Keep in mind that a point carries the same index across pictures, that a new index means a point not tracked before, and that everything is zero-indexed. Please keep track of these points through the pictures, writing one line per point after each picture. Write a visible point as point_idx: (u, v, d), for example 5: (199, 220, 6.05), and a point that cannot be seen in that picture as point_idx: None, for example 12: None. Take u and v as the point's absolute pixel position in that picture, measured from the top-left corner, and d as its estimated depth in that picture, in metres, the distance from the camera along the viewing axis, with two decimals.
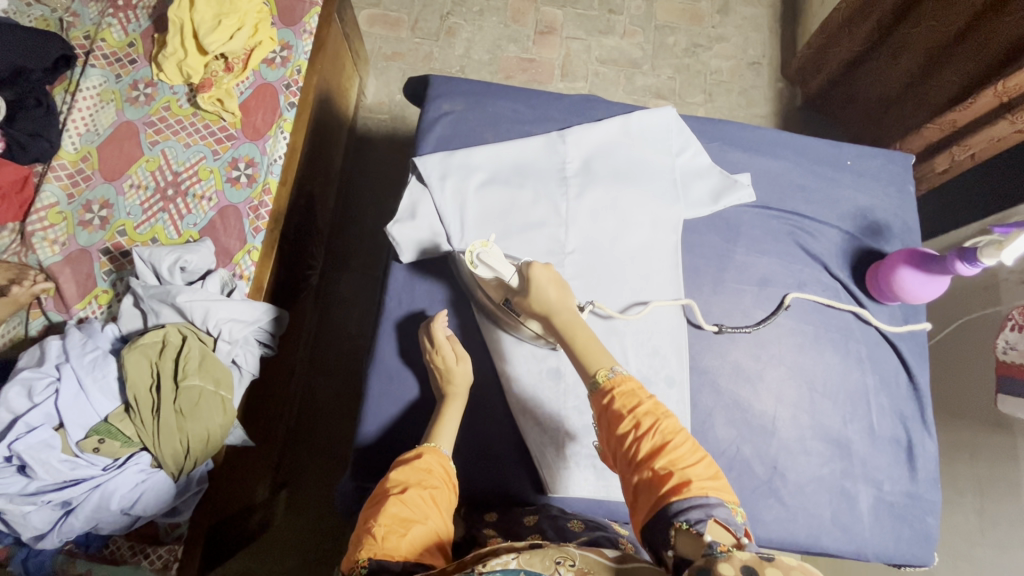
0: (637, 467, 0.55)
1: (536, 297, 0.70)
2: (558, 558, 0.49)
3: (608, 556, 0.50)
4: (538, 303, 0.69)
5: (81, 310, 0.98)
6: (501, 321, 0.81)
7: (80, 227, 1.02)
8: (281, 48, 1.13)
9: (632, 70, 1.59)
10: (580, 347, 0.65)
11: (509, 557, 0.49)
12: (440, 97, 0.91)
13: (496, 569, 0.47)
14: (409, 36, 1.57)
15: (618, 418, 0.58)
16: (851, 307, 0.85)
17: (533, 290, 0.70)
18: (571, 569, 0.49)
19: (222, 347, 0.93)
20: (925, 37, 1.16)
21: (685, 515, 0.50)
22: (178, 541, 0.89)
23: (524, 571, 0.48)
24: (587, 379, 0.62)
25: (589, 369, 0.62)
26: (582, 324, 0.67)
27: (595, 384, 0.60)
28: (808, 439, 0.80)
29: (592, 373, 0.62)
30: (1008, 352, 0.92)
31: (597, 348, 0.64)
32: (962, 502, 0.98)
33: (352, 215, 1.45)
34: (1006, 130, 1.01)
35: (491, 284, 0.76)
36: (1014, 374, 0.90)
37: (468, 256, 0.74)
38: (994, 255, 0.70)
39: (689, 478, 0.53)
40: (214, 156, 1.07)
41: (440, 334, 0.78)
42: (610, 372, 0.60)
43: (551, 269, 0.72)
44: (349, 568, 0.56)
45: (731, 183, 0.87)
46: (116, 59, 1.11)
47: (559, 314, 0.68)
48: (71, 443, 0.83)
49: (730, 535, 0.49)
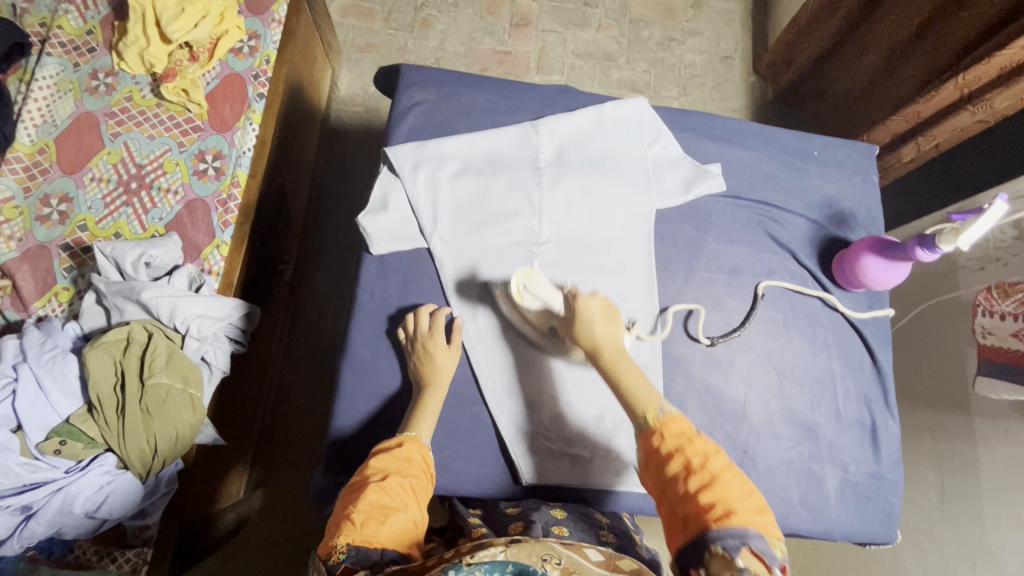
0: (682, 503, 0.56)
1: (580, 328, 0.71)
2: (544, 555, 0.53)
3: (591, 558, 0.55)
4: (583, 336, 0.70)
5: (40, 308, 0.95)
6: (548, 347, 0.80)
7: (38, 221, 0.98)
8: (248, 38, 1.10)
9: (606, 63, 1.59)
10: (627, 386, 0.66)
11: (497, 551, 0.52)
12: (412, 87, 0.89)
13: (484, 560, 0.50)
14: (383, 27, 1.55)
15: (665, 456, 0.58)
16: (818, 294, 0.87)
17: (579, 322, 0.71)
18: (557, 567, 0.52)
19: (190, 344, 0.91)
20: (888, 31, 1.19)
21: (725, 547, 0.51)
22: (147, 544, 0.88)
23: (513, 563, 0.51)
24: (635, 420, 0.63)
25: (638, 409, 0.63)
26: (626, 363, 0.68)
27: (642, 424, 0.62)
28: (778, 424, 0.82)
29: (639, 414, 0.63)
30: (986, 337, 0.89)
31: (643, 389, 0.65)
32: (924, 483, 1.01)
33: (327, 209, 1.43)
34: (968, 121, 1.05)
35: (536, 313, 0.77)
36: (995, 357, 0.86)
37: (514, 288, 0.76)
38: (952, 242, 0.73)
39: (734, 512, 0.53)
40: (180, 148, 1.03)
41: (444, 320, 0.78)
42: (656, 413, 0.62)
43: (597, 299, 0.73)
44: (325, 552, 0.57)
45: (702, 173, 0.88)
46: (74, 47, 1.07)
47: (606, 351, 0.69)
48: (31, 446, 0.80)
49: (767, 569, 0.50)
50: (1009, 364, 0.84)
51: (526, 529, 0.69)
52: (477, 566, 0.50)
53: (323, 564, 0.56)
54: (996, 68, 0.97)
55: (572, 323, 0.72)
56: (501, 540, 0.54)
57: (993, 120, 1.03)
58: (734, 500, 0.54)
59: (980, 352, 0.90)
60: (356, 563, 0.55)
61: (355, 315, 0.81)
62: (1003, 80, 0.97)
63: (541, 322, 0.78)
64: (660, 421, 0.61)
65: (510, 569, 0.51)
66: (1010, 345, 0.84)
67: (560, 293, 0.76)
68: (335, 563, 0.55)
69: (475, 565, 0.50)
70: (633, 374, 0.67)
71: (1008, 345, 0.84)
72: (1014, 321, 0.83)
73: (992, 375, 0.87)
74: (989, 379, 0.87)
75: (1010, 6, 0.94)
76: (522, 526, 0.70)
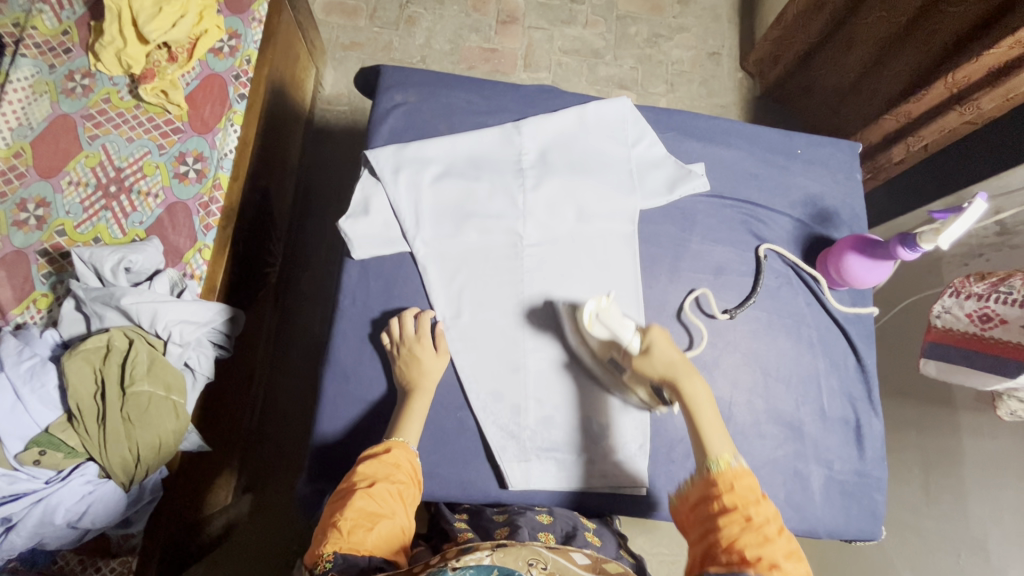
0: (727, 551, 0.57)
1: (656, 361, 0.70)
2: (529, 560, 0.54)
3: (577, 562, 0.56)
4: (658, 368, 0.70)
5: (18, 315, 0.93)
6: (608, 381, 0.80)
7: (14, 227, 0.96)
8: (228, 37, 1.09)
9: (594, 60, 1.59)
10: (702, 424, 0.66)
11: (484, 554, 0.54)
12: (393, 88, 0.89)
13: (471, 565, 0.52)
14: (368, 25, 1.53)
15: (723, 507, 0.60)
16: (812, 271, 0.87)
17: (653, 355, 0.71)
18: (542, 571, 0.54)
19: (172, 350, 0.89)
20: (874, 28, 1.20)
21: None
22: (132, 553, 0.87)
23: (499, 568, 0.52)
24: (704, 460, 0.65)
25: (709, 451, 0.65)
26: (702, 393, 0.68)
27: (711, 468, 0.63)
28: (763, 423, 0.82)
29: (711, 457, 0.64)
30: (942, 317, 0.89)
31: (716, 431, 0.66)
32: (910, 478, 1.02)
33: (312, 210, 1.42)
34: (955, 121, 1.06)
35: (600, 343, 0.76)
36: (953, 339, 0.86)
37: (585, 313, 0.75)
38: (932, 241, 0.73)
39: (779, 569, 0.55)
40: (160, 150, 1.02)
41: (428, 323, 0.77)
42: (729, 461, 0.63)
43: (662, 332, 0.73)
44: (311, 560, 0.58)
45: (686, 173, 0.88)
46: (49, 48, 1.05)
47: (681, 375, 0.69)
48: (9, 457, 0.79)
49: None
50: (964, 348, 0.84)
51: (511, 533, 0.69)
52: (463, 570, 0.52)
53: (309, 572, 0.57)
54: (985, 66, 0.97)
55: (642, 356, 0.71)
56: (486, 544, 0.55)
57: (980, 122, 1.03)
58: (784, 556, 0.56)
59: (932, 334, 0.91)
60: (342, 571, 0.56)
61: (339, 320, 0.80)
62: (992, 79, 0.97)
63: (603, 352, 0.77)
64: (731, 470, 0.63)
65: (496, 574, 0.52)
66: (964, 327, 0.85)
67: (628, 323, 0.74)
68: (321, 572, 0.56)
69: (460, 570, 0.51)
70: (710, 412, 0.67)
71: (959, 326, 0.86)
72: (977, 301, 0.83)
73: (952, 360, 0.86)
74: (948, 363, 0.88)
75: (1000, 2, 0.93)
76: (508, 531, 0.70)
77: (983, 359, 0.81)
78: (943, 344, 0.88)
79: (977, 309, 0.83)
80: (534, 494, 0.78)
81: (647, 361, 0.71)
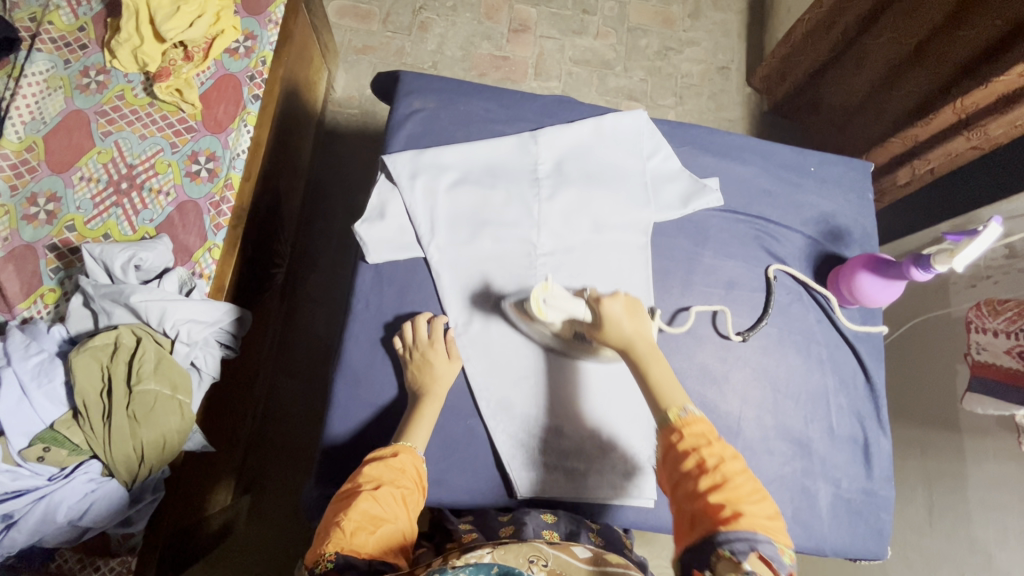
0: (693, 501, 0.59)
1: (609, 328, 0.71)
2: (530, 557, 0.54)
3: (579, 556, 0.55)
4: (613, 334, 0.71)
5: (26, 310, 0.93)
6: (575, 351, 0.80)
7: (24, 221, 0.96)
8: (244, 38, 1.09)
9: (604, 71, 1.60)
10: (655, 381, 0.68)
11: (484, 552, 0.53)
12: (411, 94, 0.89)
13: (470, 562, 0.51)
14: (381, 29, 1.54)
15: (683, 452, 0.61)
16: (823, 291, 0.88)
17: (607, 323, 0.72)
18: (543, 569, 0.53)
19: (179, 349, 0.89)
20: (885, 49, 1.20)
21: (730, 546, 0.54)
22: (131, 553, 0.86)
23: (498, 565, 0.51)
24: (658, 413, 0.66)
25: (661, 405, 0.66)
26: (653, 354, 0.70)
27: (665, 419, 0.65)
28: (772, 439, 0.82)
29: (664, 408, 0.66)
30: (979, 353, 0.89)
31: (670, 386, 0.67)
32: (913, 497, 1.02)
33: (321, 212, 1.42)
34: (962, 146, 1.07)
35: (560, 325, 0.77)
36: (989, 374, 0.86)
37: (535, 304, 0.75)
38: (946, 262, 0.73)
39: (742, 512, 0.56)
40: (172, 149, 1.02)
41: (440, 329, 0.78)
42: (680, 410, 0.64)
43: (621, 297, 0.74)
44: (312, 560, 0.57)
45: (700, 187, 0.88)
46: (65, 43, 1.05)
47: (632, 342, 0.70)
48: (13, 453, 0.78)
49: (773, 572, 0.53)
50: (998, 382, 0.85)
51: (517, 532, 0.70)
52: (463, 567, 0.50)
53: (309, 572, 0.56)
54: (993, 94, 0.98)
55: (599, 326, 0.72)
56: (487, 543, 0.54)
57: (987, 147, 1.05)
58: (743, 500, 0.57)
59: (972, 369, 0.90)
60: (343, 571, 0.55)
61: (351, 324, 0.80)
62: (998, 107, 0.98)
63: (567, 332, 0.78)
64: (682, 418, 0.64)
65: (496, 572, 0.51)
66: (1001, 362, 0.84)
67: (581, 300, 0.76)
68: (322, 572, 0.55)
69: (460, 569, 0.51)
70: (663, 368, 0.69)
71: (1000, 361, 0.85)
72: (1010, 340, 0.83)
73: (981, 391, 0.87)
74: (988, 397, 0.86)
75: (1012, 28, 0.94)
76: (513, 531, 0.70)
77: (1009, 390, 0.83)
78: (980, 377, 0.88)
79: (1014, 345, 0.82)
80: (542, 504, 0.78)
81: (602, 331, 0.72)
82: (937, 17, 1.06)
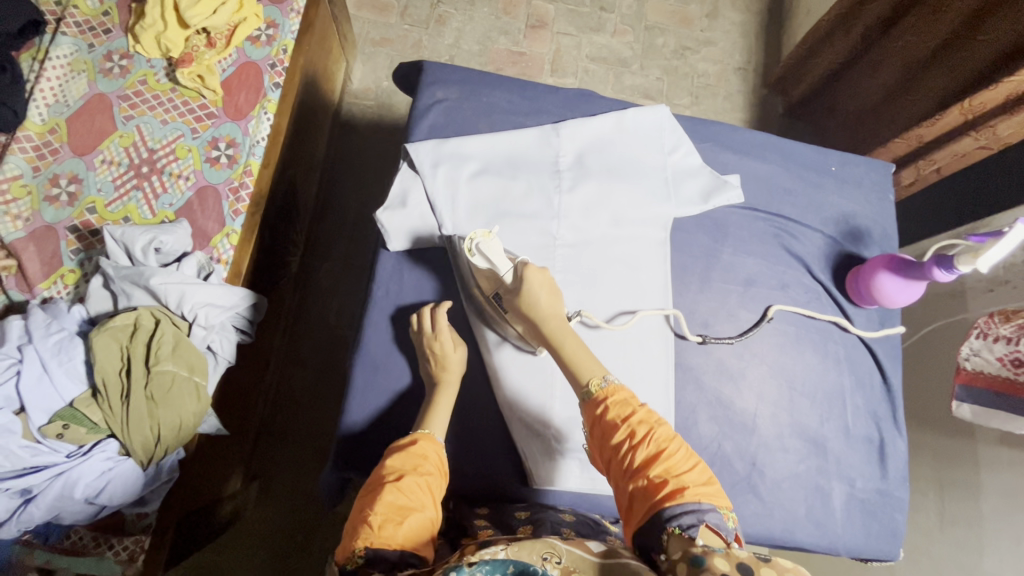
0: (635, 476, 0.59)
1: (524, 298, 0.70)
2: (544, 554, 0.53)
3: (593, 551, 0.55)
4: (527, 306, 0.70)
5: (46, 290, 0.94)
6: (489, 317, 0.79)
7: (46, 202, 0.97)
8: (266, 26, 1.10)
9: (620, 69, 1.59)
10: (569, 357, 0.67)
11: (498, 548, 0.53)
12: (433, 84, 0.89)
13: (485, 559, 0.50)
14: (398, 22, 1.54)
15: (612, 426, 0.61)
16: (832, 317, 0.87)
17: (524, 292, 0.70)
18: (558, 566, 0.52)
19: (197, 332, 0.89)
20: (902, 52, 1.20)
21: (677, 519, 0.54)
22: (145, 532, 0.86)
23: (513, 564, 0.50)
24: (579, 390, 0.65)
25: (581, 378, 0.65)
26: (565, 333, 0.69)
27: (589, 396, 0.63)
28: (787, 437, 0.82)
29: (585, 383, 0.65)
30: (970, 359, 0.91)
31: (586, 359, 0.66)
32: (925, 501, 1.02)
33: (336, 202, 1.43)
34: (971, 145, 1.10)
35: (482, 275, 0.76)
36: (978, 383, 0.89)
37: (467, 244, 0.75)
38: (969, 263, 0.72)
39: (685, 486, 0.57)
40: (193, 134, 1.03)
41: (441, 321, 0.77)
42: (601, 384, 0.63)
43: (546, 273, 0.72)
44: (344, 556, 0.57)
45: (721, 183, 0.88)
46: (89, 27, 1.06)
47: (544, 322, 0.69)
48: (33, 429, 0.79)
49: (721, 540, 0.53)
50: (987, 390, 0.87)
51: (535, 530, 0.70)
52: (478, 564, 0.49)
53: (342, 568, 0.56)
54: (1000, 96, 1.00)
55: (517, 292, 0.71)
56: (501, 539, 0.54)
57: (996, 145, 1.08)
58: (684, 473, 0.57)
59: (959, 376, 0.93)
60: (373, 565, 0.55)
61: (369, 311, 0.80)
62: (1007, 108, 1.00)
63: (488, 288, 0.77)
64: (604, 391, 0.63)
65: (512, 568, 0.50)
66: (994, 369, 0.87)
67: (509, 260, 0.75)
68: (354, 568, 0.55)
69: (477, 566, 0.49)
70: (576, 344, 0.68)
71: (990, 369, 0.88)
72: (1007, 346, 0.85)
73: (976, 400, 0.89)
74: (982, 407, 0.88)
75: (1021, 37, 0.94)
76: (531, 529, 0.70)
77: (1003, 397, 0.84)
78: (967, 385, 0.91)
79: (1009, 353, 0.85)
80: (555, 494, 0.79)
81: (518, 298, 0.71)
82: (955, 21, 1.05)
